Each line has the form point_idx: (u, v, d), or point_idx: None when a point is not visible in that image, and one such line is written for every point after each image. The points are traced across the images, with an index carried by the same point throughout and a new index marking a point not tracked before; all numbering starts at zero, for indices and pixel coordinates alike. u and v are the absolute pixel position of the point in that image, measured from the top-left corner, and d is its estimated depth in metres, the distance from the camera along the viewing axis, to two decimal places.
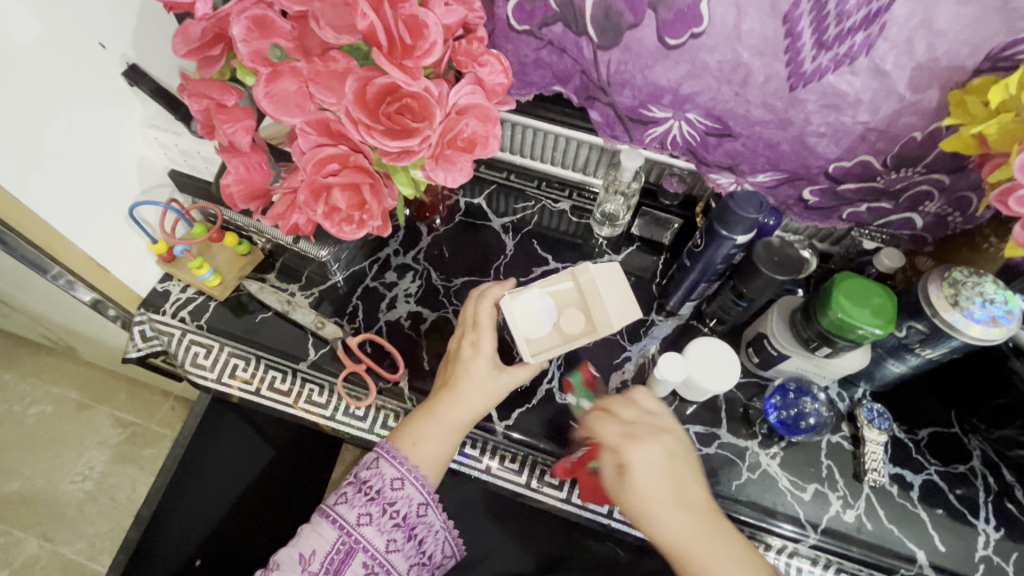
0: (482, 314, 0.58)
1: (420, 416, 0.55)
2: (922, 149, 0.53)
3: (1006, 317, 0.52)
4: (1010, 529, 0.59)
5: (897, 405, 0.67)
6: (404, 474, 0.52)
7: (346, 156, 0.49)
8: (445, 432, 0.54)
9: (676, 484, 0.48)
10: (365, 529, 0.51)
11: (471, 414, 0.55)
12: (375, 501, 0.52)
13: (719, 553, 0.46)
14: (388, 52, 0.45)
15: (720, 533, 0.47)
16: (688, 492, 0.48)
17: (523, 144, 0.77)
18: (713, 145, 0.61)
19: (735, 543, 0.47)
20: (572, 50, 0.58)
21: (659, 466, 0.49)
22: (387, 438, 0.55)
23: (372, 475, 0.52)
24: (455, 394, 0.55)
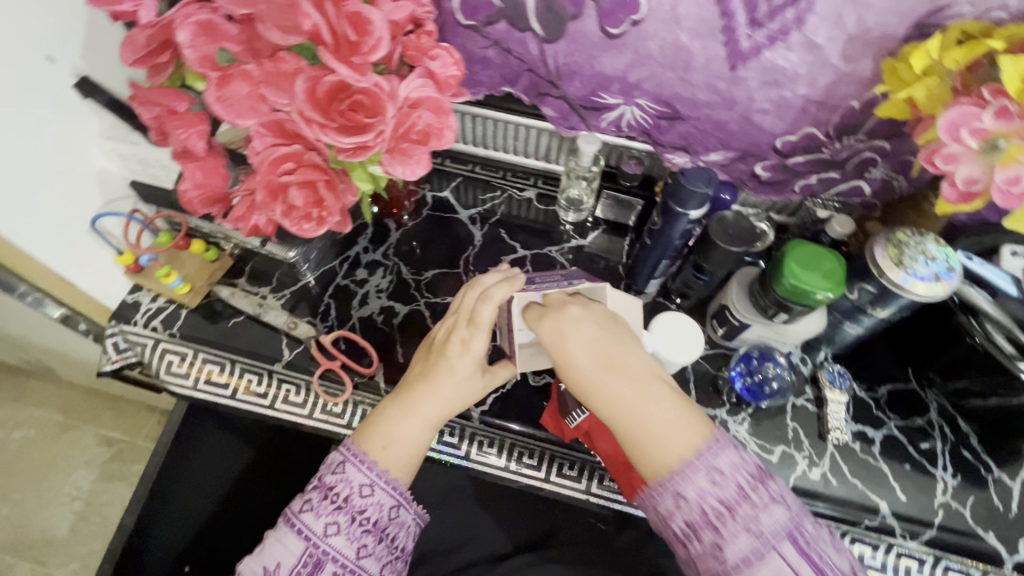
0: (482, 313, 0.53)
1: (391, 414, 0.53)
2: (860, 116, 0.56)
3: (948, 273, 0.54)
4: (966, 474, 0.63)
5: (858, 365, 0.70)
6: (373, 480, 0.51)
7: (300, 154, 0.50)
8: (420, 429, 0.53)
9: (603, 357, 0.47)
10: (333, 538, 0.49)
11: (447, 409, 0.53)
12: (343, 510, 0.50)
13: (649, 414, 0.44)
14: (334, 49, 0.46)
15: (651, 396, 0.45)
16: (618, 361, 0.47)
17: (485, 136, 0.78)
18: (666, 127, 0.63)
19: (668, 406, 0.44)
20: (517, 48, 0.59)
21: (580, 338, 0.48)
22: (352, 438, 0.53)
23: (337, 481, 0.51)
24: (431, 388, 0.53)
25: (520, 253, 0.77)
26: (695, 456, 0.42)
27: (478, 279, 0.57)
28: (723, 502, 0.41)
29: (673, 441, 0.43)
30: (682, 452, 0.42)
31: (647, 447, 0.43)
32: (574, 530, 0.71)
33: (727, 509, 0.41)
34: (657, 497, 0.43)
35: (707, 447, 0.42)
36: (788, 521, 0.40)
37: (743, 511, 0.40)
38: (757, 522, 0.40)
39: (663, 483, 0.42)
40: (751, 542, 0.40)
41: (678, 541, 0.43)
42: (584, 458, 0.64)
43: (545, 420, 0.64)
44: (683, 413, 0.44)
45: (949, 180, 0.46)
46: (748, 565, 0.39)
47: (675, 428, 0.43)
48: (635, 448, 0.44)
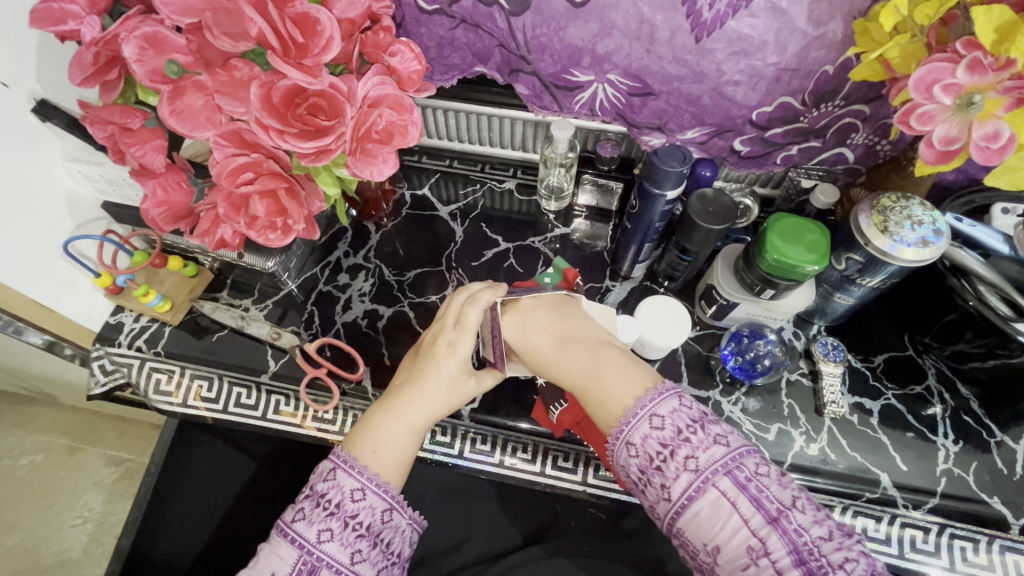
0: (468, 315, 0.55)
1: (379, 421, 0.53)
2: (836, 81, 0.54)
3: (935, 236, 0.52)
4: (968, 440, 0.61)
5: (853, 337, 0.68)
6: (364, 484, 0.50)
7: (259, 163, 0.49)
8: (410, 432, 0.53)
9: (562, 332, 0.54)
10: (326, 545, 0.47)
11: (434, 411, 0.53)
12: (336, 516, 0.48)
13: (598, 370, 0.47)
14: (284, 53, 0.44)
15: (602, 359, 0.48)
16: (573, 337, 0.53)
17: (460, 130, 0.76)
18: (638, 106, 0.61)
19: (618, 363, 0.47)
20: (486, 23, 0.57)
21: (539, 329, 0.55)
22: (341, 445, 0.52)
23: (329, 488, 0.49)
24: (418, 390, 0.54)
25: (502, 246, 0.76)
26: (639, 401, 0.43)
27: (460, 293, 0.59)
28: (664, 444, 0.40)
29: (623, 388, 0.45)
30: (630, 397, 0.43)
31: (597, 402, 0.45)
32: (572, 521, 0.71)
33: (669, 450, 0.40)
34: (615, 452, 0.43)
35: (650, 390, 0.43)
36: (727, 458, 0.39)
37: (683, 452, 0.40)
38: (696, 460, 0.39)
39: (616, 430, 0.43)
40: (690, 478, 0.39)
41: (637, 488, 0.43)
42: (577, 450, 0.64)
43: (535, 415, 0.62)
44: (631, 365, 0.46)
45: (925, 140, 0.44)
46: (689, 503, 0.39)
47: (622, 379, 0.45)
48: (592, 407, 0.46)
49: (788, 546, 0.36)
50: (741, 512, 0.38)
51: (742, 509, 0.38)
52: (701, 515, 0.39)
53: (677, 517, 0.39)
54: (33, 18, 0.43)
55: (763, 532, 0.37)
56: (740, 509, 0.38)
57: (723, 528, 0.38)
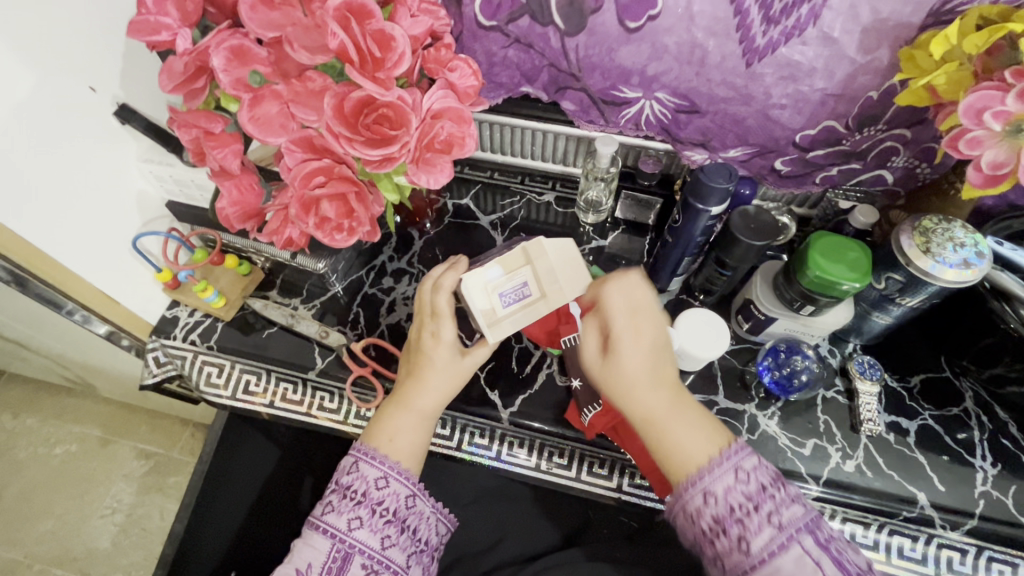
0: (439, 303, 0.56)
1: (391, 412, 0.56)
2: (879, 107, 0.56)
3: (977, 258, 0.53)
4: (1007, 463, 0.61)
5: (889, 356, 0.69)
6: (386, 472, 0.54)
7: (330, 168, 0.52)
8: (420, 419, 0.56)
9: (654, 358, 0.50)
10: (357, 533, 0.51)
11: (440, 398, 0.56)
12: (363, 504, 0.52)
13: (673, 424, 0.47)
14: (360, 66, 0.47)
15: (683, 407, 0.49)
16: (661, 372, 0.50)
17: (503, 143, 0.79)
18: (684, 122, 0.63)
19: (698, 415, 0.48)
20: (538, 44, 0.60)
21: (640, 351, 0.50)
22: (361, 439, 0.56)
23: (354, 479, 0.53)
24: (419, 381, 0.56)
25: None
26: (716, 456, 0.45)
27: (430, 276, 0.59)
28: (749, 497, 0.44)
29: (694, 446, 0.46)
30: (706, 452, 0.46)
31: (677, 446, 0.46)
32: (604, 528, 0.71)
33: (752, 505, 0.43)
34: (687, 496, 0.45)
35: (732, 448, 0.46)
36: (807, 517, 0.43)
37: (767, 506, 0.43)
38: (779, 516, 0.43)
39: (692, 478, 0.45)
40: (775, 534, 0.42)
41: (704, 539, 0.45)
42: (613, 457, 0.65)
43: (570, 417, 0.64)
44: (712, 420, 0.48)
45: (974, 164, 0.46)
46: (773, 557, 0.42)
47: (701, 434, 0.47)
48: (668, 445, 0.47)
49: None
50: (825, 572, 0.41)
51: (825, 570, 0.41)
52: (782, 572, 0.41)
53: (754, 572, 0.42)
54: (131, 29, 0.46)
55: None
56: (824, 569, 0.41)
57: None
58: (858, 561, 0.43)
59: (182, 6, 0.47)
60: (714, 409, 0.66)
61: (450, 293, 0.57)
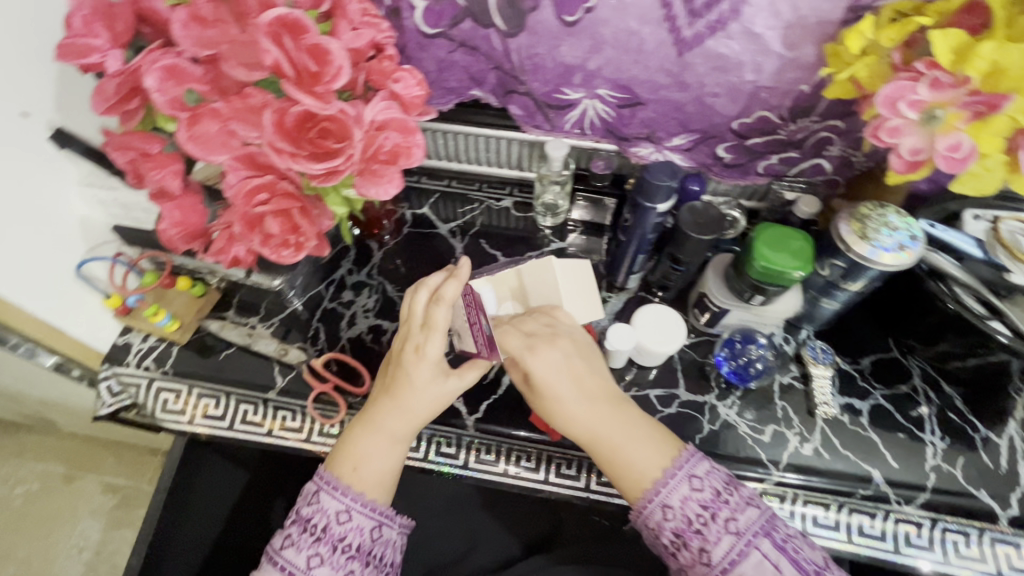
0: (435, 315, 0.55)
1: (358, 434, 0.56)
2: (811, 98, 0.58)
3: (911, 241, 0.56)
4: (954, 436, 0.64)
5: (840, 339, 0.71)
6: (348, 504, 0.53)
7: (273, 184, 0.52)
8: (390, 444, 0.55)
9: (577, 379, 0.55)
10: (317, 570, 0.51)
11: (412, 420, 0.55)
12: (323, 541, 0.52)
13: (618, 442, 0.52)
14: (297, 81, 0.48)
15: (624, 421, 0.54)
16: (590, 392, 0.55)
17: (458, 150, 0.80)
18: (628, 117, 0.65)
19: (643, 425, 0.54)
20: (483, 45, 0.61)
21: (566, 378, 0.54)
22: (324, 465, 0.55)
23: (314, 513, 0.53)
24: (395, 399, 0.56)
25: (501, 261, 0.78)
26: (673, 465, 0.51)
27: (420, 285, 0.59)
28: (705, 506, 0.48)
29: (646, 461, 0.51)
30: (661, 463, 0.51)
31: (629, 463, 0.51)
32: (576, 530, 0.72)
33: (709, 513, 0.48)
34: (648, 512, 0.50)
35: (683, 453, 0.51)
36: (763, 521, 0.48)
37: (723, 514, 0.48)
38: (736, 522, 0.48)
39: (651, 493, 0.50)
40: (733, 541, 0.47)
41: (667, 553, 0.50)
42: (580, 456, 0.66)
43: (535, 419, 0.65)
44: (653, 431, 0.53)
45: (895, 151, 0.47)
46: (733, 565, 0.46)
47: (649, 446, 0.52)
48: (624, 457, 0.52)
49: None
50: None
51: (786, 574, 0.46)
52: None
53: None
54: (60, 53, 0.45)
55: None
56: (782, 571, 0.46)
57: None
58: (819, 558, 0.47)
59: (111, 27, 0.46)
60: (675, 402, 0.67)
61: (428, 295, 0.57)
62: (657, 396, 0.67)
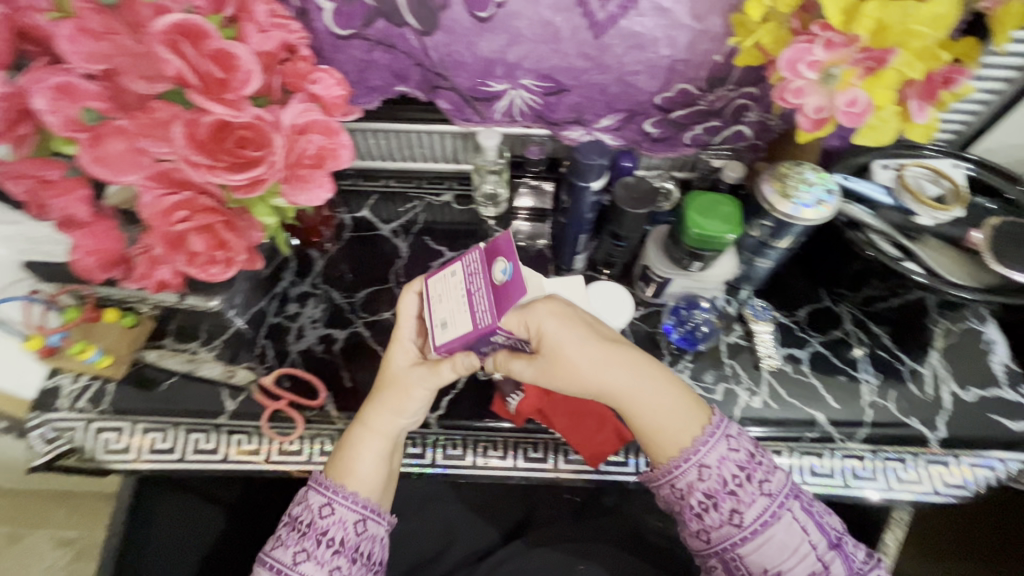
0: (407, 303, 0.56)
1: (354, 431, 0.57)
2: (724, 69, 0.61)
3: (828, 195, 0.59)
4: (885, 372, 0.68)
5: (776, 294, 0.75)
6: (330, 498, 0.53)
7: (192, 200, 0.49)
8: (376, 439, 0.56)
9: (600, 342, 0.53)
10: (303, 566, 0.50)
11: (397, 416, 0.56)
12: (309, 535, 0.51)
13: (654, 400, 0.52)
14: (204, 90, 0.45)
15: (655, 380, 0.53)
16: (615, 353, 0.53)
17: (391, 149, 0.78)
18: (555, 103, 0.66)
19: (669, 385, 0.53)
20: (400, 44, 0.60)
21: (588, 341, 0.52)
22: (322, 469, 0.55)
23: (302, 510, 0.53)
24: (381, 397, 0.56)
25: (447, 255, 0.78)
26: (705, 426, 0.51)
27: (415, 283, 0.57)
28: (741, 469, 0.50)
29: (678, 419, 0.51)
30: (695, 421, 0.51)
31: (665, 419, 0.51)
32: (550, 509, 0.74)
33: (745, 474, 0.50)
34: (685, 471, 0.50)
35: (714, 418, 0.52)
36: (792, 486, 0.50)
37: (757, 476, 0.49)
38: (769, 486, 0.49)
39: (688, 453, 0.50)
40: (767, 503, 0.49)
41: (691, 513, 0.50)
42: (545, 438, 0.66)
43: (499, 409, 0.65)
44: (681, 391, 0.53)
45: (802, 112, 0.50)
46: (766, 525, 0.48)
47: (680, 403, 0.52)
48: (657, 417, 0.51)
49: (845, 567, 0.48)
50: (809, 536, 0.49)
51: (810, 534, 0.49)
52: (774, 538, 0.48)
53: (746, 541, 0.48)
54: None
55: (828, 555, 0.48)
56: (807, 531, 0.49)
57: (791, 549, 0.48)
58: (838, 525, 0.51)
59: None
60: None
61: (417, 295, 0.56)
62: None
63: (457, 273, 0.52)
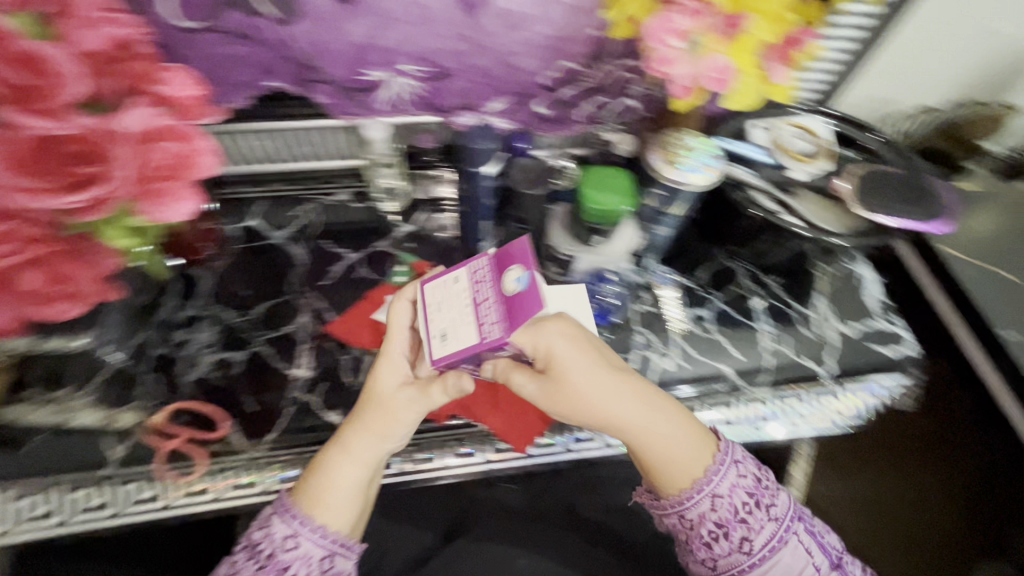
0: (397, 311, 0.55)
1: (330, 453, 0.53)
2: (601, 44, 0.61)
3: (710, 159, 0.62)
4: (779, 320, 0.73)
5: (679, 260, 0.77)
6: (296, 530, 0.50)
7: (14, 231, 0.42)
8: (356, 467, 0.52)
9: (613, 371, 0.52)
10: None
11: (380, 442, 0.52)
12: (269, 568, 0.49)
13: (667, 429, 0.52)
14: (14, 101, 0.39)
15: (667, 411, 0.53)
16: (629, 380, 0.52)
17: (272, 151, 0.72)
18: (440, 90, 0.63)
19: (684, 416, 0.54)
20: (260, 35, 0.56)
21: (601, 370, 0.51)
22: (290, 491, 0.53)
23: (263, 538, 0.50)
24: (363, 422, 0.53)
25: (348, 257, 0.74)
26: (715, 458, 0.53)
27: (408, 290, 0.55)
28: (750, 495, 0.52)
29: (689, 449, 0.52)
30: (703, 453, 0.53)
31: (676, 450, 0.52)
32: (487, 504, 0.73)
33: (754, 500, 0.52)
34: (697, 501, 0.52)
35: (721, 446, 0.54)
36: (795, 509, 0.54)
37: (766, 503, 0.53)
38: (776, 512, 0.53)
39: (701, 484, 0.52)
40: (775, 528, 0.52)
41: (701, 543, 0.52)
42: (471, 432, 0.64)
43: None
44: (693, 421, 0.54)
45: (671, 81, 0.51)
46: (774, 550, 0.51)
47: (691, 434, 0.53)
48: (670, 450, 0.52)
49: None
50: (812, 555, 0.53)
51: (811, 553, 0.53)
52: (780, 562, 0.52)
53: (754, 566, 0.51)
54: None
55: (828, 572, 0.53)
56: (810, 551, 0.53)
57: (796, 571, 0.52)
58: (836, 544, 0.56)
59: None
60: None
61: (408, 306, 0.55)
62: None
63: (462, 279, 0.50)
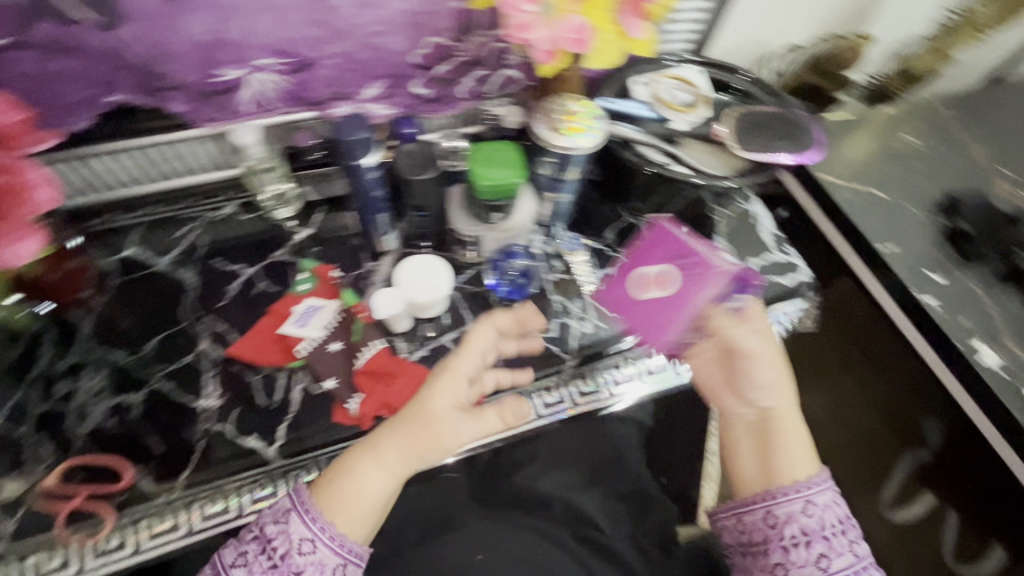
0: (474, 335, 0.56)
1: (359, 453, 0.51)
2: (465, 16, 0.60)
3: (596, 121, 0.63)
4: None
5: (585, 224, 0.78)
6: (314, 534, 0.47)
7: None
8: (381, 475, 0.50)
9: (780, 385, 0.61)
10: None
11: (410, 454, 0.50)
12: (279, 569, 0.46)
13: (779, 435, 0.58)
14: None
15: (794, 429, 0.59)
16: (772, 385, 0.60)
17: (135, 172, 0.66)
18: (307, 82, 0.60)
19: (802, 436, 0.59)
20: (85, 44, 0.51)
21: (770, 371, 0.60)
22: (308, 487, 0.50)
23: (277, 534, 0.47)
24: (399, 422, 0.51)
25: (245, 273, 0.69)
26: (812, 479, 0.55)
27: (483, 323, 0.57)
28: (838, 521, 0.54)
29: (800, 459, 0.57)
30: (807, 470, 0.56)
31: (784, 456, 0.57)
32: None
33: (840, 527, 0.54)
34: (790, 501, 0.54)
35: (821, 473, 0.56)
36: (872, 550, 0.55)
37: (850, 534, 0.54)
38: (858, 547, 0.54)
39: (799, 486, 0.55)
40: (854, 561, 0.53)
41: (779, 544, 0.53)
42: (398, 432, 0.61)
43: (339, 417, 0.60)
44: (805, 443, 0.58)
45: (533, 46, 0.51)
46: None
47: (805, 453, 0.58)
48: (784, 457, 0.57)
49: None
50: None
51: None
52: None
53: None
54: None
55: None
56: None
57: None
58: None
59: None
60: None
61: (486, 332, 0.56)
62: (451, 340, 0.66)
63: None
